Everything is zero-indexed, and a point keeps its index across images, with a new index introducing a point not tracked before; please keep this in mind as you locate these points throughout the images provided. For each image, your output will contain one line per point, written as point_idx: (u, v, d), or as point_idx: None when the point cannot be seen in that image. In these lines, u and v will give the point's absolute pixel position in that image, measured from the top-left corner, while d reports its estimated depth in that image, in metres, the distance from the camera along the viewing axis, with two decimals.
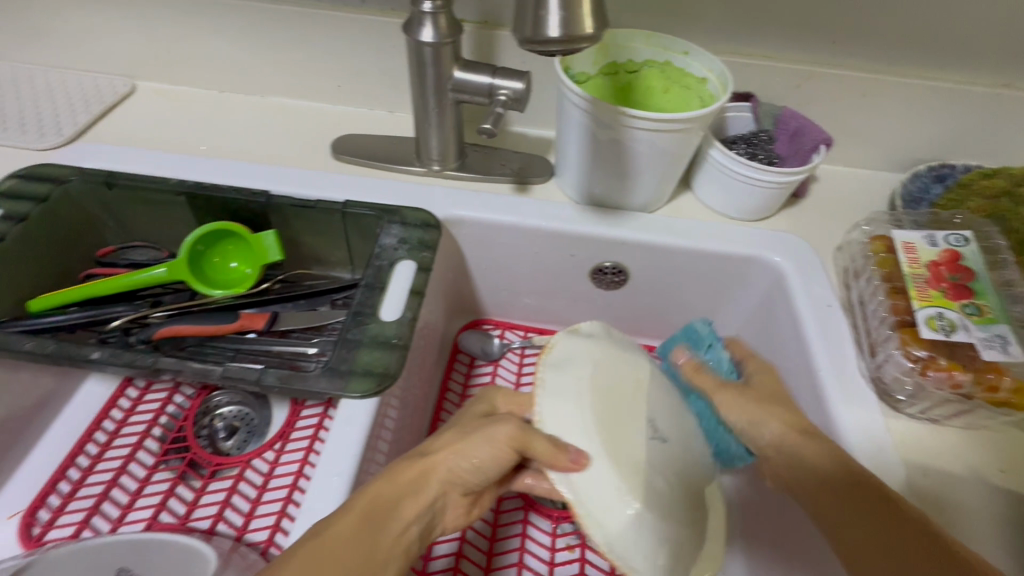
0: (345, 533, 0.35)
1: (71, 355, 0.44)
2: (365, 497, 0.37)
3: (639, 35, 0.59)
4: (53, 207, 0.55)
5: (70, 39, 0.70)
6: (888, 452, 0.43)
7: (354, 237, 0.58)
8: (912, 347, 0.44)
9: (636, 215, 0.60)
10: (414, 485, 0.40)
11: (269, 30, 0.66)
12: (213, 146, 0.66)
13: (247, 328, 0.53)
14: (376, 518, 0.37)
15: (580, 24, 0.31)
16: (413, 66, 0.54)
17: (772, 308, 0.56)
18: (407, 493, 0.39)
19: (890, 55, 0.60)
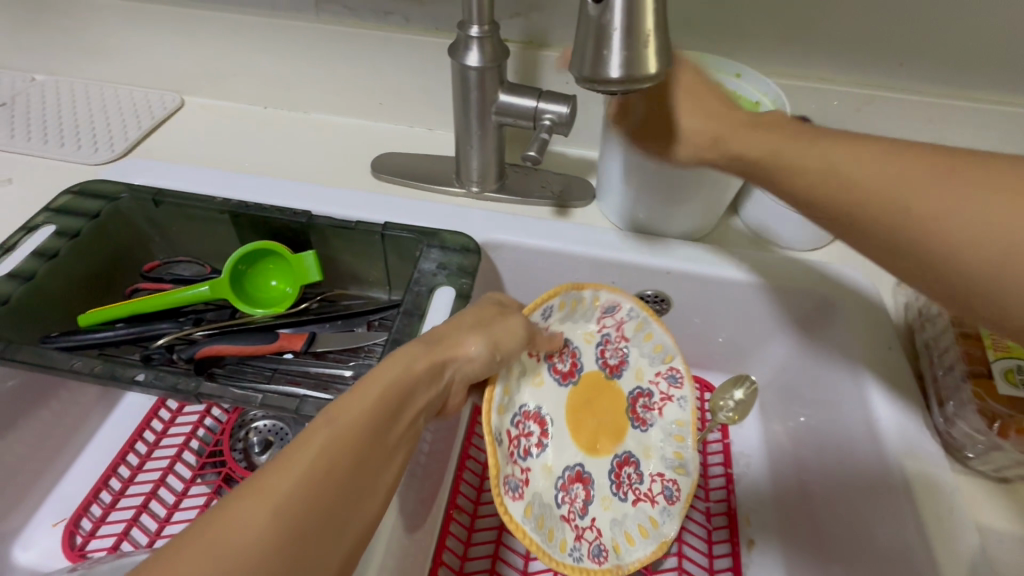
0: (348, 432, 0.32)
1: (118, 376, 0.45)
2: (375, 391, 0.35)
3: (689, 56, 0.57)
4: (103, 222, 0.56)
5: (125, 55, 0.72)
6: (959, 515, 0.40)
7: (392, 258, 0.58)
8: (989, 401, 0.41)
9: (680, 243, 0.58)
10: (424, 382, 0.38)
11: (313, 47, 0.66)
12: (257, 161, 0.66)
13: (285, 348, 0.53)
14: (388, 409, 0.35)
15: (643, 64, 0.29)
16: (457, 89, 0.53)
17: (828, 346, 0.53)
18: (424, 381, 0.38)
19: (961, 79, 0.56)
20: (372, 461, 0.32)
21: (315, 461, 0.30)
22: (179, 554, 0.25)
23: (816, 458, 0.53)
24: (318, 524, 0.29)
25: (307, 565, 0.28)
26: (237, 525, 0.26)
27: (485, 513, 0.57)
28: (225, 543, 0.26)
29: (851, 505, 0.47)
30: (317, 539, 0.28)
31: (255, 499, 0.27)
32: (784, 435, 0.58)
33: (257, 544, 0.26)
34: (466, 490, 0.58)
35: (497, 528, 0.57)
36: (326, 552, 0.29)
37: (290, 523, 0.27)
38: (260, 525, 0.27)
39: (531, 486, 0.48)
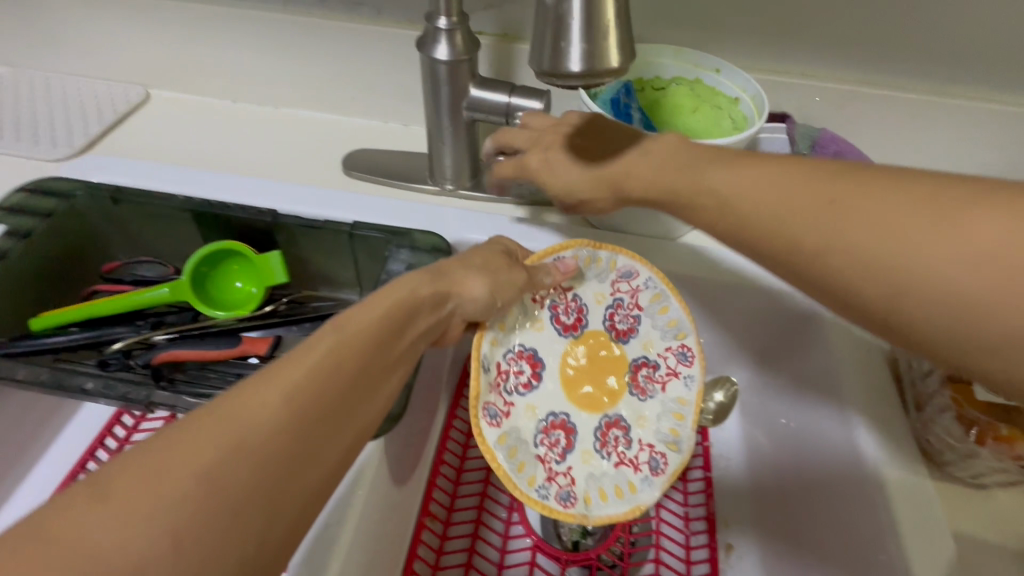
0: (355, 337, 0.32)
1: (65, 385, 0.43)
2: (382, 307, 0.36)
3: (667, 50, 0.56)
4: (58, 222, 0.54)
5: (87, 47, 0.69)
6: (937, 523, 0.39)
7: (362, 258, 0.56)
8: (966, 409, 0.41)
9: (658, 243, 0.56)
10: (427, 306, 0.39)
11: (281, 39, 0.64)
12: (224, 158, 0.64)
13: (249, 352, 0.51)
14: (393, 326, 0.35)
15: (605, 58, 0.28)
16: (427, 83, 0.51)
17: (806, 346, 0.52)
18: (427, 305, 0.39)
19: (943, 75, 0.55)
20: (376, 368, 0.33)
21: (327, 356, 0.30)
22: (188, 431, 0.24)
23: (794, 461, 0.52)
24: (327, 414, 0.28)
25: (314, 455, 0.27)
26: (248, 405, 0.26)
27: (459, 519, 0.55)
28: (237, 420, 0.25)
29: (829, 511, 0.46)
30: (325, 429, 0.28)
31: (270, 383, 0.27)
32: (765, 437, 0.56)
33: (268, 427, 0.26)
34: (439, 496, 0.56)
35: (471, 535, 0.54)
36: (332, 445, 0.28)
37: (303, 409, 0.27)
38: (276, 403, 0.26)
39: (510, 420, 0.48)
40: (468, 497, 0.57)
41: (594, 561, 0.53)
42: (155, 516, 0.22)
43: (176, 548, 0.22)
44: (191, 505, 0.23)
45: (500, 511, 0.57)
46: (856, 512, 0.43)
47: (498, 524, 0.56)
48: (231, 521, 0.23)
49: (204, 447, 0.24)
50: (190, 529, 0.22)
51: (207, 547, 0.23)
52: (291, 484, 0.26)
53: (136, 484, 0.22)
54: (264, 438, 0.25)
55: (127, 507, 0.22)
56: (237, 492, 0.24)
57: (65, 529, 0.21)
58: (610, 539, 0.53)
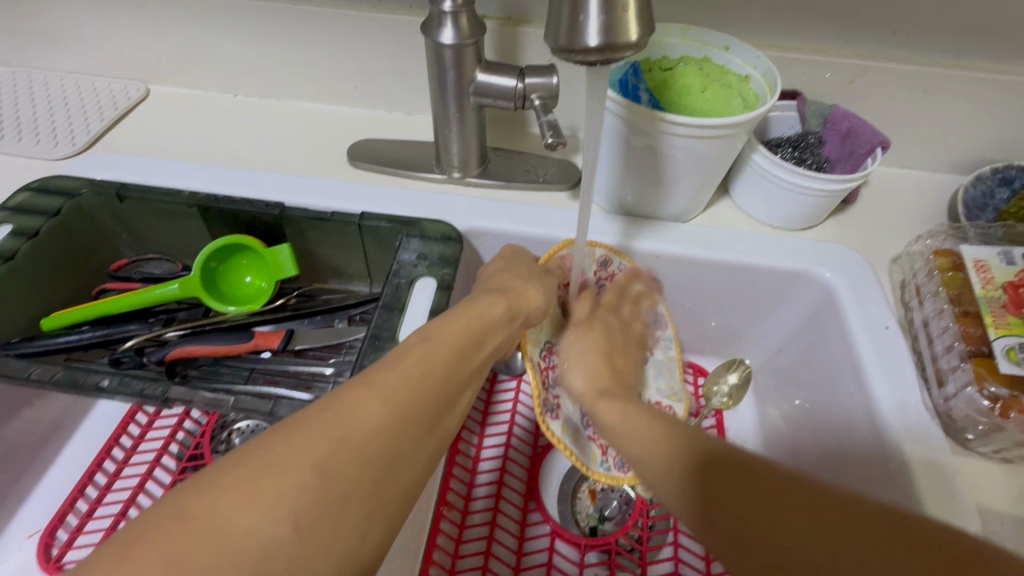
0: (437, 351, 0.36)
1: (80, 384, 0.43)
2: (461, 321, 0.39)
3: (675, 29, 0.54)
4: (64, 220, 0.53)
5: (83, 43, 0.68)
6: (962, 498, 0.39)
7: (372, 249, 0.55)
8: (988, 383, 0.40)
9: (670, 226, 0.56)
10: (500, 319, 0.42)
11: (281, 29, 0.63)
12: (227, 152, 0.63)
13: (262, 347, 0.51)
14: (473, 337, 0.39)
15: (623, 31, 0.27)
16: (432, 69, 0.50)
17: (820, 325, 0.52)
18: (501, 319, 0.42)
19: (957, 47, 0.54)
20: (455, 380, 0.36)
21: (416, 366, 0.34)
22: (303, 425, 0.28)
23: (810, 439, 0.51)
24: (414, 421, 0.31)
25: (400, 458, 0.30)
26: (349, 412, 0.29)
27: (477, 508, 0.55)
28: (340, 424, 0.28)
29: (848, 490, 0.46)
30: (410, 435, 0.31)
31: (371, 391, 0.30)
32: (779, 418, 0.56)
33: (366, 431, 0.29)
34: (456, 486, 0.56)
35: (489, 524, 0.54)
36: (414, 449, 0.31)
37: (394, 416, 0.30)
38: (375, 409, 0.30)
39: (564, 409, 0.50)
40: (485, 486, 0.57)
41: (613, 546, 0.53)
42: (278, 501, 0.25)
43: (293, 532, 0.25)
44: (307, 495, 0.25)
45: (516, 498, 0.57)
46: (877, 490, 0.43)
47: (516, 511, 0.56)
48: (337, 511, 0.26)
49: (315, 445, 0.27)
50: (305, 515, 0.25)
51: (323, 531, 0.25)
52: (385, 483, 0.29)
53: (261, 472, 0.25)
54: (365, 436, 0.29)
55: (255, 492, 0.25)
56: (340, 486, 0.27)
57: (202, 510, 0.24)
58: (629, 523, 0.54)
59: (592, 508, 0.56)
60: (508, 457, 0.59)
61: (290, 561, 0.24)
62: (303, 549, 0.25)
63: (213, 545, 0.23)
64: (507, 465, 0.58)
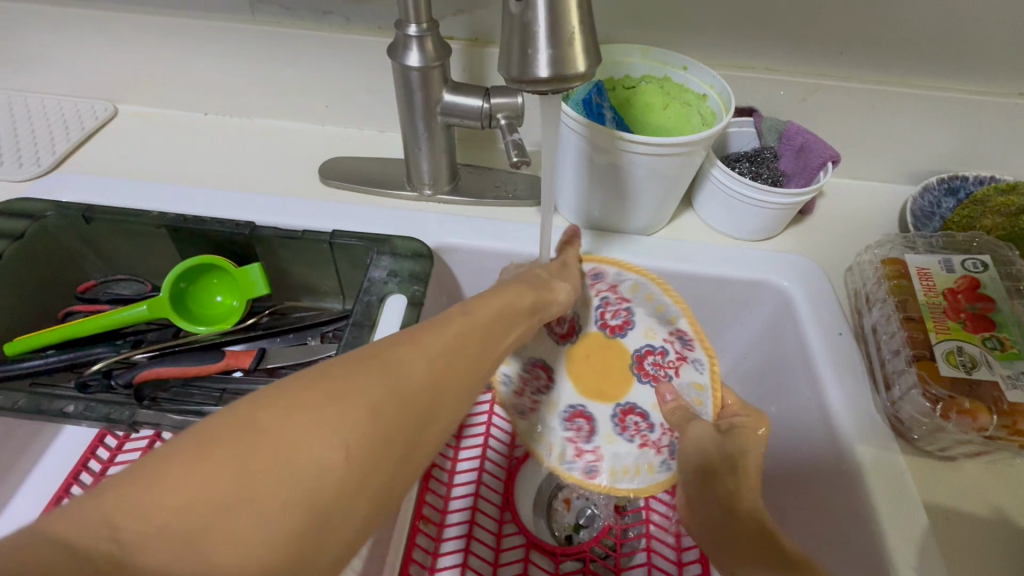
0: (477, 320, 0.34)
1: (44, 409, 0.42)
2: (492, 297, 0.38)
3: (635, 49, 0.56)
4: (28, 243, 0.53)
5: (49, 63, 0.68)
6: (910, 495, 0.41)
7: (343, 267, 0.56)
8: (930, 384, 0.42)
9: (635, 238, 0.57)
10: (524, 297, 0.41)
11: (250, 49, 0.63)
12: (198, 172, 0.63)
13: (233, 366, 0.51)
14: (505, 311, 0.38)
15: (571, 62, 0.29)
16: (400, 90, 0.51)
17: (780, 332, 0.54)
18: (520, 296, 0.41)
19: (899, 67, 0.57)
20: (494, 348, 0.34)
21: (459, 328, 0.32)
22: (359, 366, 0.26)
23: (772, 444, 0.53)
24: (459, 381, 0.30)
25: (447, 412, 0.29)
26: (403, 359, 0.27)
27: (452, 521, 0.55)
28: (393, 368, 0.26)
29: (807, 491, 0.47)
30: (456, 392, 0.29)
31: (420, 346, 0.29)
32: None
33: (416, 380, 0.27)
34: (432, 500, 0.56)
35: (465, 537, 0.55)
36: (458, 405, 0.30)
37: (442, 371, 0.29)
38: (423, 362, 0.28)
39: (536, 415, 0.58)
40: (461, 499, 0.57)
41: (587, 554, 0.55)
42: (334, 427, 0.23)
43: (347, 462, 0.23)
44: (362, 430, 0.24)
45: (492, 510, 0.57)
46: (834, 491, 0.44)
47: (491, 523, 0.56)
48: (387, 449, 0.25)
49: (368, 381, 0.25)
50: (356, 447, 0.23)
51: (373, 468, 0.24)
52: (431, 436, 0.27)
53: (322, 400, 0.24)
54: (416, 385, 0.27)
55: (317, 419, 0.23)
56: (391, 425, 0.25)
57: (259, 426, 0.22)
58: (602, 531, 0.56)
59: (569, 517, 0.58)
60: (484, 468, 0.59)
61: (339, 488, 0.23)
62: (350, 478, 0.23)
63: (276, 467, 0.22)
64: (483, 477, 0.59)
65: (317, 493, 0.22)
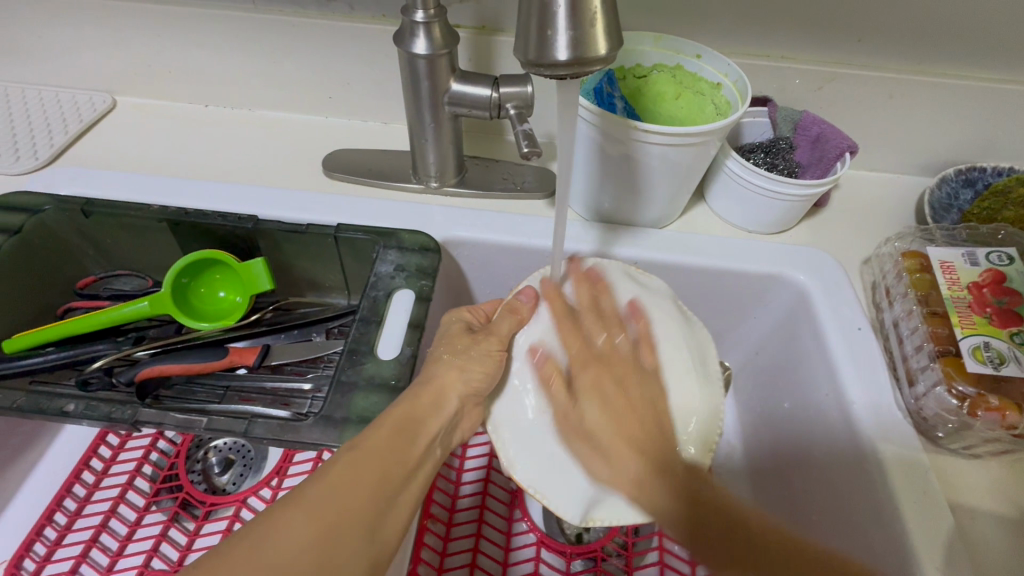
0: (367, 459, 0.36)
1: (45, 409, 0.41)
2: (392, 418, 0.39)
3: (647, 37, 0.54)
4: (27, 237, 0.52)
5: (45, 54, 0.66)
6: (936, 496, 0.40)
7: (349, 261, 0.55)
8: (957, 381, 0.41)
9: (647, 232, 0.56)
10: (429, 408, 0.41)
11: (250, 38, 0.62)
12: (198, 165, 0.62)
13: (237, 364, 0.50)
14: (404, 433, 0.39)
15: (592, 45, 0.27)
16: (406, 79, 0.50)
17: (796, 327, 0.52)
18: (429, 409, 0.41)
19: (918, 54, 0.56)
20: (391, 480, 0.36)
21: (345, 474, 0.34)
22: (233, 552, 0.29)
23: (789, 440, 0.52)
24: (347, 534, 0.32)
25: (336, 571, 0.31)
26: (277, 534, 0.30)
27: (461, 520, 0.55)
28: (264, 549, 0.29)
29: (824, 490, 0.46)
30: (345, 545, 0.32)
31: (297, 514, 0.31)
32: (759, 418, 0.57)
33: (296, 553, 0.30)
34: (439, 498, 0.56)
35: (474, 535, 0.54)
36: (350, 560, 0.31)
37: (322, 532, 0.31)
38: (300, 531, 0.30)
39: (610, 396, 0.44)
40: (469, 497, 0.57)
41: (599, 553, 0.53)
42: None
43: None
44: None
45: (502, 508, 0.56)
46: (851, 491, 0.43)
47: (501, 522, 0.56)
48: None
49: (235, 571, 0.28)
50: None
51: None
52: None
53: None
54: (288, 555, 0.29)
55: None
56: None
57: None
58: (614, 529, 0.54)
59: None
60: (491, 467, 0.59)
61: None
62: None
63: None
64: (491, 475, 0.58)
65: None
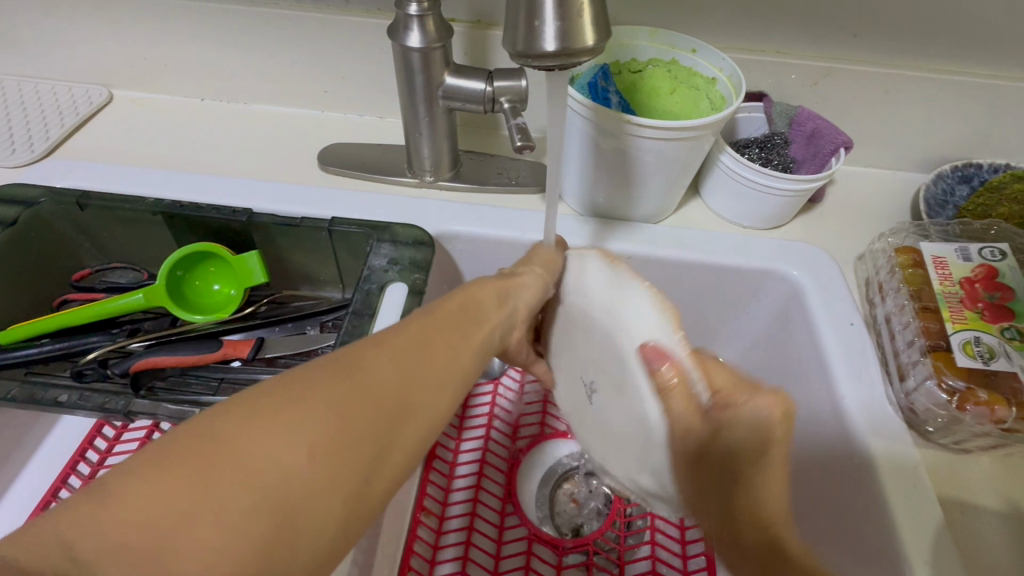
0: (443, 318, 0.33)
1: (38, 399, 0.41)
2: (462, 294, 0.36)
3: (642, 32, 0.55)
4: (22, 229, 0.52)
5: (42, 47, 0.66)
6: (925, 489, 0.40)
7: (343, 255, 0.55)
8: (946, 376, 0.41)
9: (642, 227, 0.56)
10: (496, 298, 0.38)
11: (246, 32, 0.62)
12: (194, 158, 0.62)
13: (231, 356, 0.50)
14: (474, 309, 0.36)
15: (578, 36, 0.27)
16: (400, 72, 0.50)
17: (790, 323, 0.53)
18: (496, 296, 0.38)
19: (914, 50, 0.55)
20: (466, 343, 0.33)
21: (423, 327, 0.31)
22: (312, 373, 0.26)
23: None
24: (428, 380, 0.29)
25: (412, 412, 0.27)
26: (364, 362, 0.27)
27: (454, 513, 0.55)
28: (354, 373, 0.26)
29: (815, 484, 0.47)
30: (427, 390, 0.28)
31: (381, 351, 0.28)
32: None
33: (384, 384, 0.27)
34: (432, 491, 0.55)
35: (467, 529, 0.54)
36: (428, 407, 0.28)
37: (406, 372, 0.28)
38: (387, 364, 0.27)
39: None
40: (462, 490, 0.56)
41: (591, 546, 0.54)
42: (289, 434, 0.23)
43: (307, 464, 0.23)
44: (321, 435, 0.24)
45: (494, 502, 0.56)
46: (839, 484, 0.44)
47: (493, 515, 0.56)
48: (348, 449, 0.24)
49: (326, 384, 0.25)
50: (319, 449, 0.23)
51: (337, 469, 0.24)
52: (396, 437, 0.26)
53: (274, 406, 0.23)
54: (375, 384, 0.26)
55: (276, 424, 0.23)
56: (360, 425, 0.25)
57: (221, 430, 0.22)
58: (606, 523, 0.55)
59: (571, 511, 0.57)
60: (485, 460, 0.58)
61: (300, 495, 0.22)
62: (319, 482, 0.23)
63: (235, 471, 0.22)
64: (485, 468, 0.58)
65: (279, 494, 0.22)
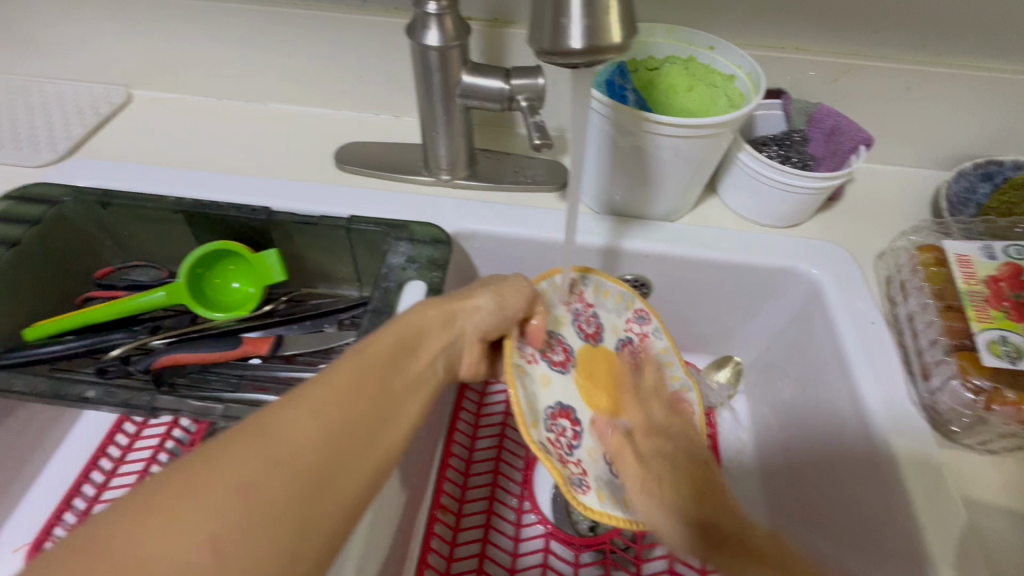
0: (370, 360, 0.33)
1: (66, 395, 0.42)
2: (396, 330, 0.36)
3: (660, 28, 0.54)
4: (46, 228, 0.53)
5: (64, 48, 0.67)
6: (949, 491, 0.39)
7: (361, 253, 0.55)
8: (972, 375, 0.40)
9: (659, 225, 0.56)
10: (435, 326, 0.39)
11: (265, 32, 0.62)
12: (213, 157, 0.63)
13: (250, 353, 0.50)
14: (405, 346, 0.36)
15: (607, 32, 0.27)
16: (418, 71, 0.50)
17: (808, 322, 0.52)
18: (436, 326, 0.39)
19: (936, 45, 0.55)
20: (394, 387, 0.33)
21: (348, 376, 0.31)
22: (221, 449, 0.25)
23: (801, 435, 0.51)
24: (350, 438, 0.29)
25: (335, 475, 0.27)
26: (278, 428, 0.27)
27: (470, 512, 0.55)
28: (263, 443, 0.26)
29: (835, 484, 0.46)
30: (349, 448, 0.28)
31: (295, 408, 0.28)
32: (770, 413, 0.57)
33: (295, 448, 0.26)
34: (450, 488, 0.56)
35: (483, 526, 0.55)
36: (352, 466, 0.28)
37: (325, 431, 0.28)
38: (301, 425, 0.27)
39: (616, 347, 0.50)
40: (479, 488, 0.57)
41: (608, 545, 0.53)
42: (194, 523, 0.23)
43: (211, 555, 0.23)
44: (228, 517, 0.23)
45: (511, 500, 0.57)
46: (859, 485, 0.44)
47: (510, 513, 0.56)
48: (263, 526, 0.24)
49: (236, 455, 0.25)
50: (224, 533, 0.23)
51: (249, 547, 0.24)
52: (320, 502, 0.26)
53: (182, 490, 0.23)
54: (287, 448, 0.26)
55: (180, 509, 0.23)
56: (270, 498, 0.25)
57: (111, 535, 0.22)
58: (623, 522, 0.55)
59: None
60: (501, 458, 0.59)
61: None
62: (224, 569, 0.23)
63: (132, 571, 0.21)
64: (500, 467, 0.58)
65: None
